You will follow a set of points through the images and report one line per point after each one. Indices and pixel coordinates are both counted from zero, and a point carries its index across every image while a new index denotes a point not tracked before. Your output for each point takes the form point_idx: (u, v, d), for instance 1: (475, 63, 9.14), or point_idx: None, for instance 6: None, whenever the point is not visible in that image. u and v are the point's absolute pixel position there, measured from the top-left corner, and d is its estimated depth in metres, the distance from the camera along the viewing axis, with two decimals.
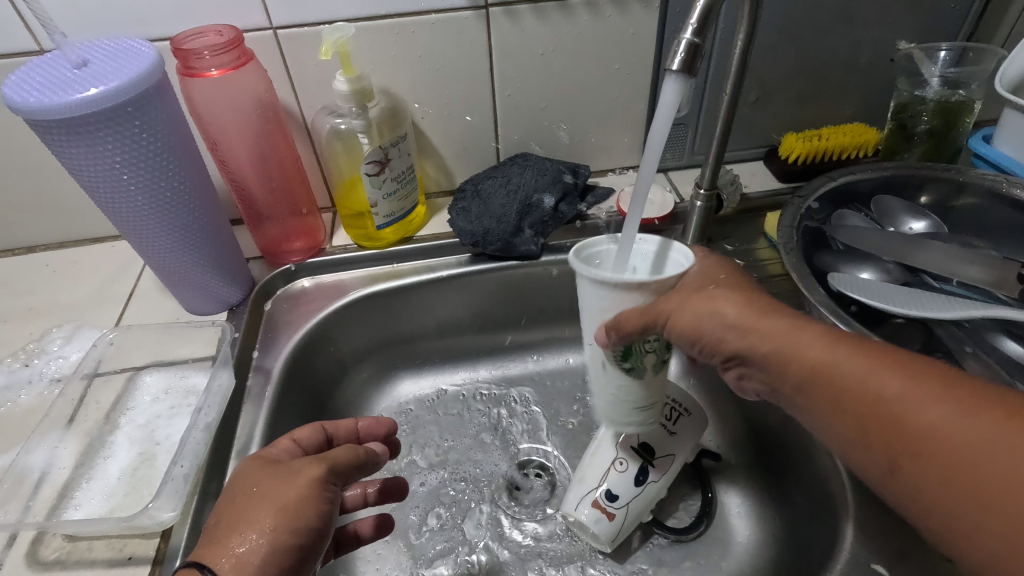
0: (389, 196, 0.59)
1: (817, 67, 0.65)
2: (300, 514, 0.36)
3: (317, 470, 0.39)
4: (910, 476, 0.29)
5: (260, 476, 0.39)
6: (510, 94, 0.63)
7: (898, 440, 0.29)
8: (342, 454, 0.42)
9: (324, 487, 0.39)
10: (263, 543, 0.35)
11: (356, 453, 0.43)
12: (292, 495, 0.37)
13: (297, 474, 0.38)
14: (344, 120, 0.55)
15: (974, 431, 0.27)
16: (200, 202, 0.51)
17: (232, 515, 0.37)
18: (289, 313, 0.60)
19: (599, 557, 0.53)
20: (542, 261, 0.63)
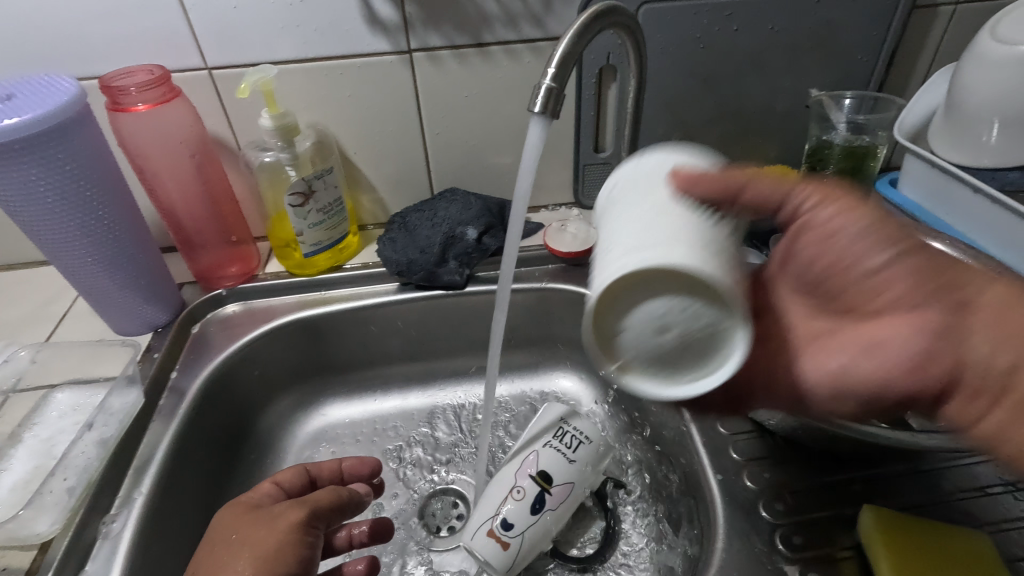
0: (314, 226, 0.61)
1: (736, 113, 0.68)
2: (279, 558, 0.39)
3: (298, 514, 0.42)
4: None
5: (239, 523, 0.42)
6: (439, 133, 0.66)
7: None
8: (323, 496, 0.45)
9: (303, 529, 0.42)
10: None
11: (338, 495, 0.46)
12: (273, 542, 0.40)
13: (279, 519, 0.42)
14: (271, 153, 0.59)
15: None
16: (123, 226, 0.54)
17: (208, 563, 0.40)
18: (215, 337, 0.62)
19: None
20: (466, 292, 0.65)
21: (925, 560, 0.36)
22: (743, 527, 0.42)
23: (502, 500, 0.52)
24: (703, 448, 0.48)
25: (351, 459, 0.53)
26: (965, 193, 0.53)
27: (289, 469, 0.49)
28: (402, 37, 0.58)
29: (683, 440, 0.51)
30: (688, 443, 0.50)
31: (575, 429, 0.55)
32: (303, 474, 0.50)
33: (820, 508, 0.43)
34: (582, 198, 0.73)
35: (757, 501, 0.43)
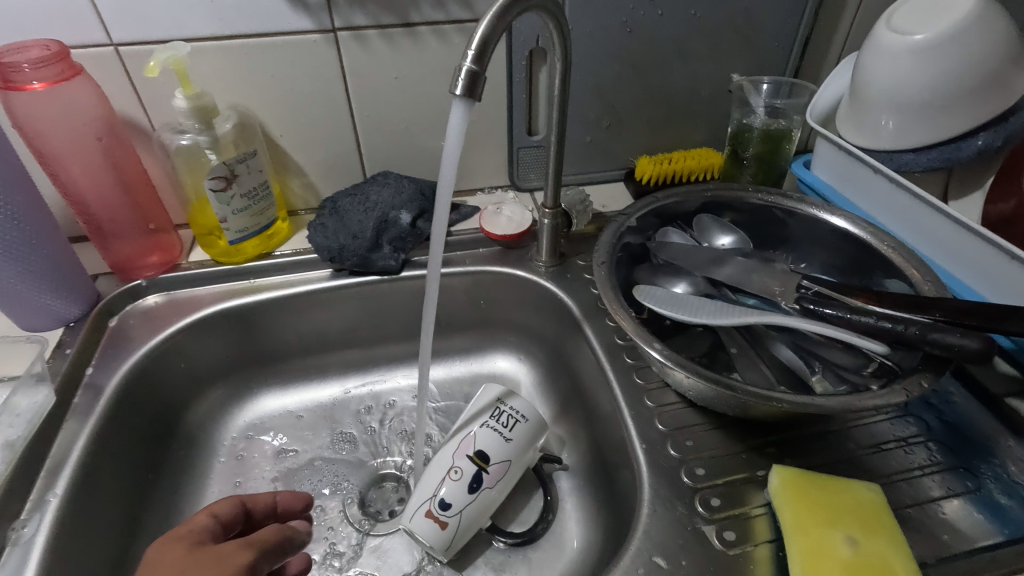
0: (239, 212, 0.59)
1: (662, 97, 0.70)
2: None
3: (248, 557, 0.38)
4: None
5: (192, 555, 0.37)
6: (369, 115, 0.65)
7: None
8: (268, 536, 0.40)
9: (251, 574, 0.37)
10: None
11: (282, 534, 0.41)
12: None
13: (228, 560, 0.37)
14: (188, 136, 0.56)
15: None
16: (24, 214, 0.50)
17: None
18: (135, 329, 0.59)
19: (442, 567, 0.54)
20: (402, 277, 0.65)
21: (821, 511, 0.39)
22: (666, 493, 0.44)
23: (440, 481, 0.52)
24: (630, 421, 0.50)
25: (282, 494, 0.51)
26: (867, 173, 0.57)
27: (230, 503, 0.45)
28: (325, 15, 0.56)
29: (612, 414, 0.53)
30: (617, 417, 0.52)
31: (510, 409, 0.56)
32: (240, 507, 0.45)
33: (735, 471, 0.45)
34: (517, 181, 0.73)
35: (679, 468, 0.46)
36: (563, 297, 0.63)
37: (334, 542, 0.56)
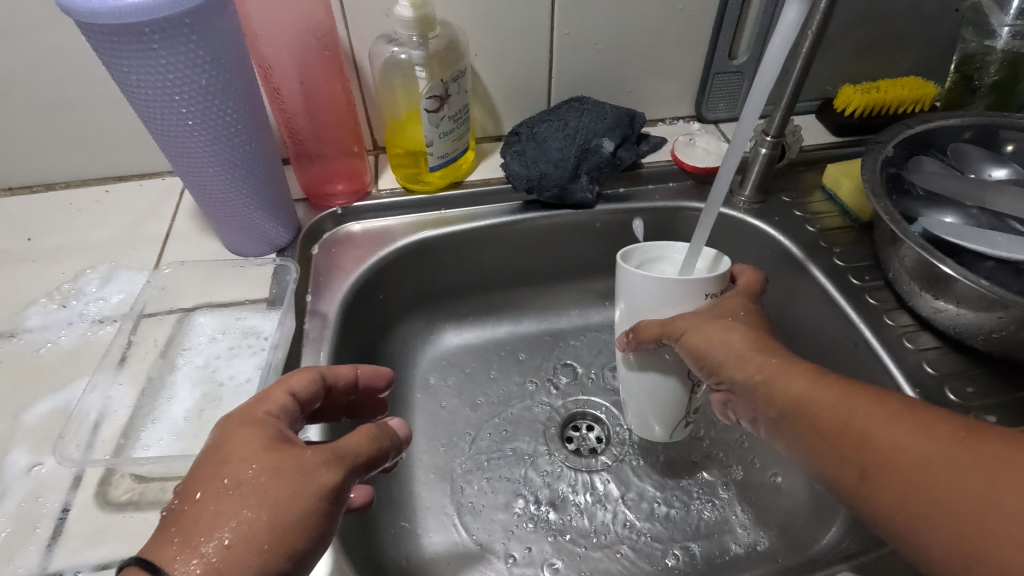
0: (445, 135, 0.56)
1: (882, 16, 0.63)
2: (284, 511, 0.28)
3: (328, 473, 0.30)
4: (872, 487, 0.30)
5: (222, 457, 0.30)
6: (569, 33, 0.60)
7: (868, 457, 0.30)
8: (359, 444, 0.33)
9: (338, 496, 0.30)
10: (246, 521, 0.28)
11: (368, 441, 0.33)
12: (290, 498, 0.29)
13: (302, 471, 0.30)
14: (403, 49, 0.52)
15: (927, 447, 0.28)
16: (253, 131, 0.47)
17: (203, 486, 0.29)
18: (337, 258, 0.57)
19: (677, 497, 0.54)
20: (597, 210, 0.62)
21: None
22: None
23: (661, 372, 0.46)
24: (893, 367, 0.47)
25: (365, 367, 0.44)
26: None
27: (313, 374, 0.37)
28: None
29: (859, 357, 0.50)
30: (870, 360, 0.49)
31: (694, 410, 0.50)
32: (318, 382, 0.38)
33: None
34: (704, 111, 0.68)
35: (967, 414, 0.44)
36: (777, 235, 0.59)
37: (545, 482, 0.56)
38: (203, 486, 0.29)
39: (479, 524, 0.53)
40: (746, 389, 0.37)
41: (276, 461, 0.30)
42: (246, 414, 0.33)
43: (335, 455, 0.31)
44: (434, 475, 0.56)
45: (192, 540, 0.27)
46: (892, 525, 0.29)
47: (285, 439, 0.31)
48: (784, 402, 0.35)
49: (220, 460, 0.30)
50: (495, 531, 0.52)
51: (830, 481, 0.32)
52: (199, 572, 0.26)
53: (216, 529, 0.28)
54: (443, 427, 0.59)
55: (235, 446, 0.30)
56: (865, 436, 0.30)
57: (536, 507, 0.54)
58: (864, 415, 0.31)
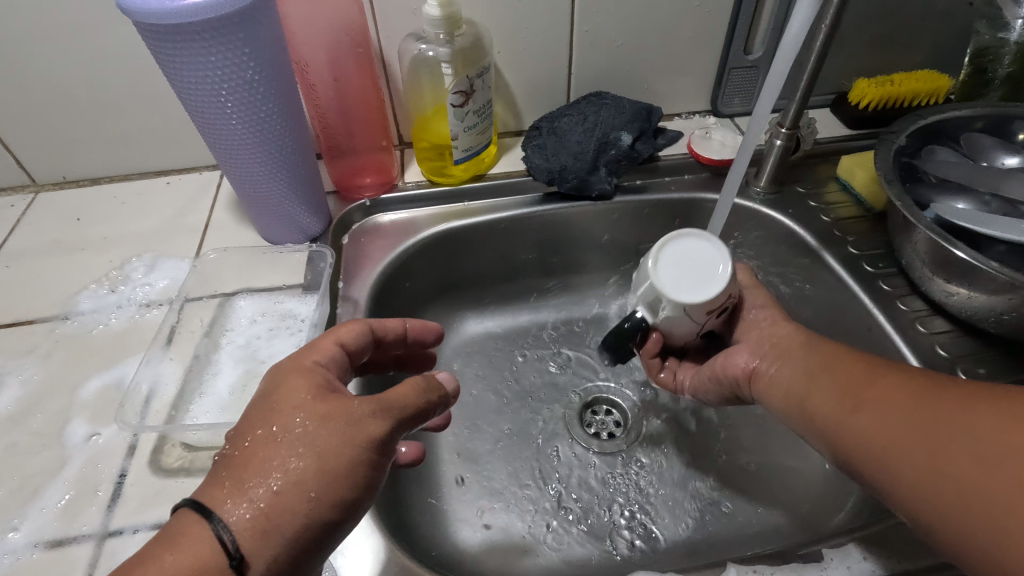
0: (468, 129, 0.58)
1: (896, 10, 0.64)
2: (331, 453, 0.31)
3: (374, 421, 0.32)
4: (865, 423, 0.35)
5: (271, 406, 0.32)
6: (588, 30, 0.62)
7: (865, 393, 0.36)
8: (406, 395, 0.34)
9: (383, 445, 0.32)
10: (290, 466, 0.30)
11: (416, 392, 0.34)
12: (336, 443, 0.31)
13: (347, 422, 0.31)
14: (430, 46, 0.55)
15: (922, 397, 0.33)
16: (290, 124, 0.50)
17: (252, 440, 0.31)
18: (366, 247, 0.60)
19: (694, 479, 0.56)
20: (615, 202, 0.64)
21: None
22: None
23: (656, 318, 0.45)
24: (906, 350, 0.49)
25: (413, 323, 0.46)
26: None
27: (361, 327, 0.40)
28: None
29: (872, 341, 0.52)
30: (883, 344, 0.51)
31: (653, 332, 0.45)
32: (365, 335, 0.41)
33: None
34: (719, 105, 0.70)
35: None
36: (791, 225, 0.60)
37: (565, 464, 0.58)
38: (252, 436, 0.32)
39: (502, 502, 0.55)
40: (773, 350, 0.45)
41: (322, 411, 0.31)
42: (300, 363, 0.35)
43: (384, 408, 0.32)
44: (458, 455, 0.58)
45: (241, 484, 0.30)
46: (872, 454, 0.34)
47: (334, 390, 0.33)
48: (808, 363, 0.42)
49: (268, 409, 0.32)
50: (519, 510, 0.54)
51: (822, 417, 0.38)
52: (242, 513, 0.29)
53: (266, 472, 0.30)
54: (466, 410, 0.61)
55: (287, 396, 0.32)
56: (870, 382, 0.36)
57: (558, 488, 0.56)
58: (877, 375, 0.37)
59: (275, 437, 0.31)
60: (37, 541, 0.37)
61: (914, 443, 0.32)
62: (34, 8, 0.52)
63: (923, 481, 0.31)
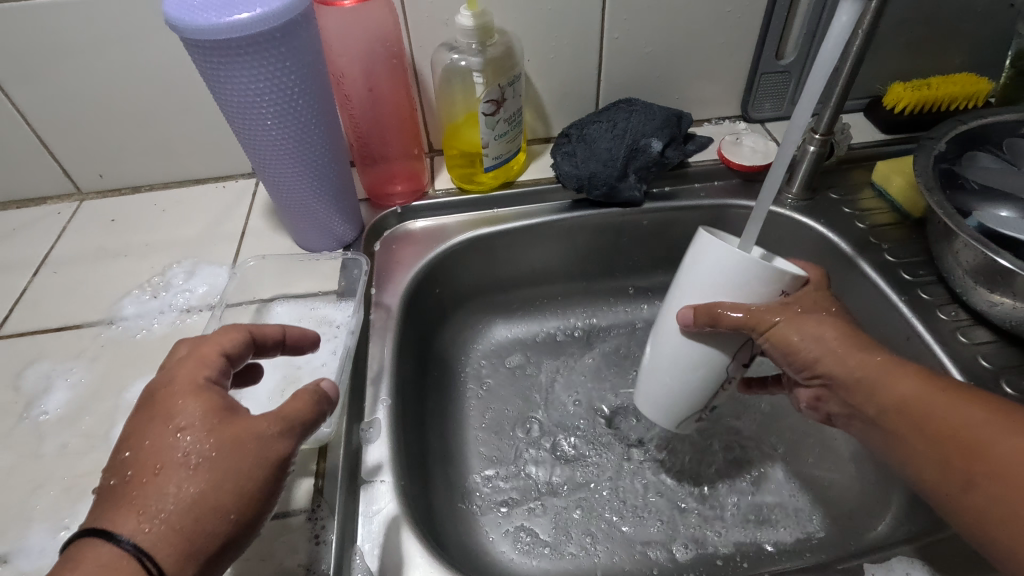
0: (499, 137, 0.58)
1: (934, 13, 0.63)
2: (232, 459, 0.30)
3: (265, 426, 0.32)
4: (976, 499, 0.33)
5: (151, 434, 0.31)
6: (618, 37, 0.62)
7: (976, 464, 0.33)
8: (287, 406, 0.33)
9: (285, 464, 0.32)
10: (190, 481, 0.30)
11: (307, 407, 0.34)
12: (239, 456, 0.31)
13: (240, 431, 0.31)
14: (462, 56, 0.55)
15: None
16: (327, 133, 0.51)
17: (138, 446, 0.31)
18: (397, 254, 0.60)
19: (726, 488, 0.55)
20: (644, 208, 0.64)
21: None
22: None
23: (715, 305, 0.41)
24: (947, 361, 0.48)
25: (294, 327, 0.41)
26: None
27: (242, 332, 0.36)
28: None
29: (910, 350, 0.51)
30: (922, 354, 0.50)
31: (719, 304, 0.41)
32: (249, 341, 0.37)
33: None
34: (749, 110, 0.70)
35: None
36: (825, 231, 0.59)
37: (595, 470, 0.58)
38: (135, 466, 0.31)
39: (532, 508, 0.55)
40: (845, 387, 0.39)
41: (231, 436, 0.31)
42: (186, 382, 0.33)
43: (286, 426, 0.33)
44: (488, 461, 0.58)
45: (139, 510, 0.29)
46: (989, 531, 0.32)
47: (230, 410, 0.32)
48: (886, 401, 0.37)
49: (149, 437, 0.31)
50: (553, 518, 0.54)
51: (931, 487, 0.36)
52: (146, 523, 0.28)
53: (159, 501, 0.29)
54: (496, 416, 0.61)
55: (171, 418, 0.31)
56: (970, 444, 0.33)
57: (590, 495, 0.56)
58: (977, 425, 0.33)
59: (157, 447, 0.30)
60: None
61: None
62: (83, 24, 0.54)
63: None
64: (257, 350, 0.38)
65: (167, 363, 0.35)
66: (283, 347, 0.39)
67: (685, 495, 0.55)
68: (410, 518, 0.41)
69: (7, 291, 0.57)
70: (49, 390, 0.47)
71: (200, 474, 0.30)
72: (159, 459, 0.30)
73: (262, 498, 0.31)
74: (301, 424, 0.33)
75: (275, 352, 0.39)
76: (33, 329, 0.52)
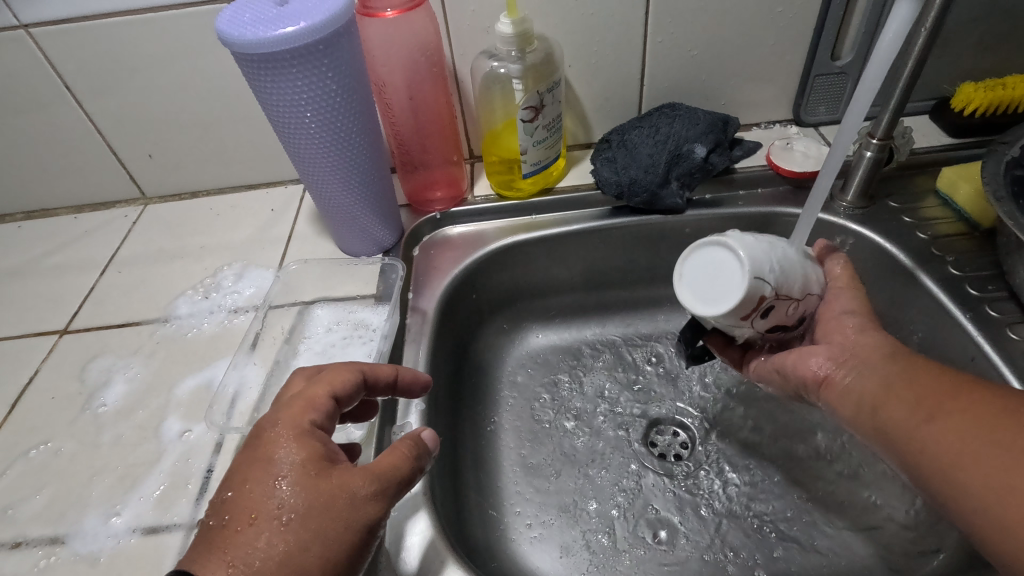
0: (538, 144, 0.58)
1: (1011, 8, 0.59)
2: (322, 517, 0.32)
3: (358, 484, 0.33)
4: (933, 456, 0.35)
5: (252, 477, 0.33)
6: (662, 41, 0.61)
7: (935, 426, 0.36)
8: (385, 461, 0.34)
9: (374, 528, 0.33)
10: (282, 533, 0.31)
11: (402, 465, 0.34)
12: (330, 514, 0.32)
13: (335, 486, 0.32)
14: (502, 63, 0.55)
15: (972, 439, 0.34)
16: (368, 141, 0.52)
17: (241, 487, 0.33)
18: (436, 259, 0.61)
19: (767, 511, 0.53)
20: (686, 215, 0.62)
21: None
22: None
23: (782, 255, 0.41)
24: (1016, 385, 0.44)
25: (406, 369, 0.42)
26: None
27: (352, 377, 0.37)
28: None
29: (975, 372, 0.47)
30: (988, 377, 0.46)
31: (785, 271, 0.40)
32: (359, 383, 0.38)
33: None
34: (803, 114, 0.67)
35: None
36: (883, 242, 0.56)
37: (629, 483, 0.56)
38: (233, 510, 0.32)
39: (564, 519, 0.54)
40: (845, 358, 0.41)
41: (325, 492, 0.32)
42: (294, 424, 0.35)
43: (379, 485, 0.33)
44: (521, 469, 0.58)
45: (228, 560, 0.30)
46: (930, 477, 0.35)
47: (330, 461, 0.34)
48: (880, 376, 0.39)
49: (248, 481, 0.33)
50: (583, 527, 0.54)
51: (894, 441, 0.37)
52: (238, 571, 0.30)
53: (250, 553, 0.31)
54: (528, 422, 0.61)
55: (272, 464, 0.33)
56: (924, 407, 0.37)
57: (621, 508, 0.55)
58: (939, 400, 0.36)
59: (256, 494, 0.32)
60: (134, 528, 0.40)
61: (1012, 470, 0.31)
62: (148, 40, 0.58)
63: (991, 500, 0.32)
64: (368, 389, 0.39)
65: (281, 400, 0.37)
66: (393, 389, 0.41)
67: (720, 511, 0.54)
68: (438, 523, 0.42)
69: (77, 288, 0.61)
70: (108, 383, 0.50)
71: (291, 531, 0.31)
72: (258, 506, 0.32)
73: (346, 557, 0.32)
74: (392, 483, 0.34)
75: (384, 391, 0.41)
76: (98, 324, 0.56)
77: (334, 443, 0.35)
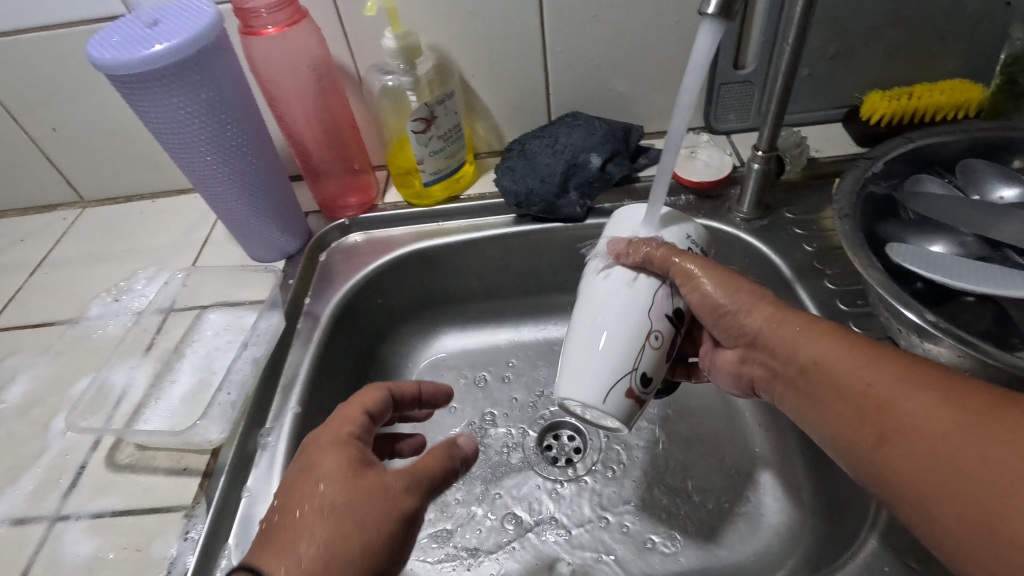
0: (434, 153, 0.60)
1: (914, 17, 0.58)
2: (361, 515, 0.32)
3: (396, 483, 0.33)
4: (900, 458, 0.30)
5: (294, 487, 0.33)
6: (562, 51, 0.61)
7: (890, 417, 0.31)
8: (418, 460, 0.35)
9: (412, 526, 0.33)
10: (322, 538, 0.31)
11: (433, 464, 0.35)
12: (369, 511, 0.32)
13: (374, 486, 0.33)
14: (392, 77, 0.57)
15: (949, 422, 0.29)
16: (258, 152, 0.54)
17: (285, 499, 0.33)
18: (341, 265, 0.63)
19: (640, 520, 0.54)
20: (587, 224, 0.62)
21: None
22: None
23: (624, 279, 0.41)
24: None
25: (429, 381, 0.44)
26: None
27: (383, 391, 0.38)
28: None
29: None
30: None
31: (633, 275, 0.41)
32: (387, 399, 0.39)
33: None
34: (713, 122, 0.66)
35: None
36: (769, 253, 0.56)
37: (516, 488, 0.58)
38: (278, 519, 0.33)
39: (448, 523, 0.56)
40: (771, 346, 0.39)
41: (364, 491, 0.32)
42: (332, 434, 0.35)
43: (412, 482, 0.34)
44: None
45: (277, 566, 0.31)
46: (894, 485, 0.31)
47: (366, 463, 0.34)
48: (822, 367, 0.36)
49: (290, 491, 0.33)
50: (464, 536, 0.55)
51: (850, 444, 0.34)
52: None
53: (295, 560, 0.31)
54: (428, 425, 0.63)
55: (311, 472, 0.34)
56: (864, 387, 0.33)
57: (504, 515, 0.56)
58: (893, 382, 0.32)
59: (303, 505, 0.32)
60: (5, 519, 0.43)
61: (989, 478, 0.26)
62: (62, 54, 0.60)
63: (989, 527, 0.26)
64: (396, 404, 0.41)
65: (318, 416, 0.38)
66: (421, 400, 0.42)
67: (597, 521, 0.54)
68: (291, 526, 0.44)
69: (6, 289, 0.65)
70: (13, 380, 0.54)
71: (335, 532, 0.31)
72: (301, 515, 0.32)
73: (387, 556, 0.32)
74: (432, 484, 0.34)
75: (411, 404, 0.42)
76: (17, 325, 0.59)
77: (372, 451, 0.36)
